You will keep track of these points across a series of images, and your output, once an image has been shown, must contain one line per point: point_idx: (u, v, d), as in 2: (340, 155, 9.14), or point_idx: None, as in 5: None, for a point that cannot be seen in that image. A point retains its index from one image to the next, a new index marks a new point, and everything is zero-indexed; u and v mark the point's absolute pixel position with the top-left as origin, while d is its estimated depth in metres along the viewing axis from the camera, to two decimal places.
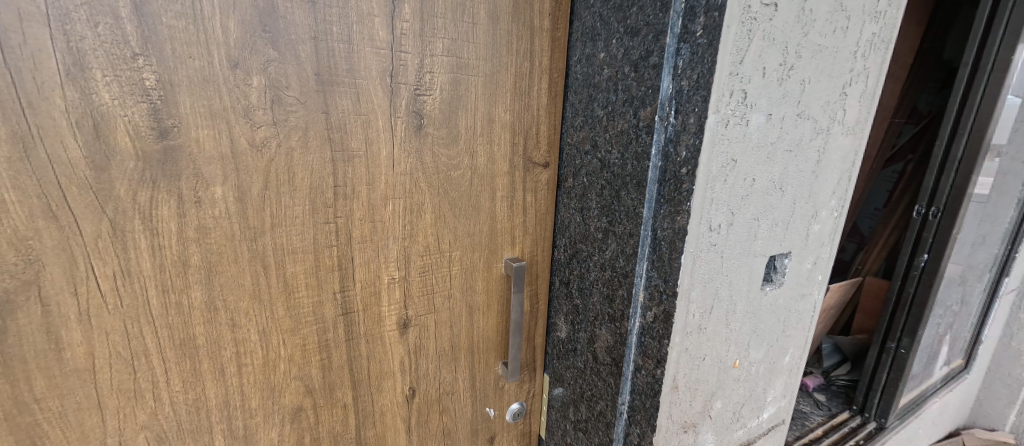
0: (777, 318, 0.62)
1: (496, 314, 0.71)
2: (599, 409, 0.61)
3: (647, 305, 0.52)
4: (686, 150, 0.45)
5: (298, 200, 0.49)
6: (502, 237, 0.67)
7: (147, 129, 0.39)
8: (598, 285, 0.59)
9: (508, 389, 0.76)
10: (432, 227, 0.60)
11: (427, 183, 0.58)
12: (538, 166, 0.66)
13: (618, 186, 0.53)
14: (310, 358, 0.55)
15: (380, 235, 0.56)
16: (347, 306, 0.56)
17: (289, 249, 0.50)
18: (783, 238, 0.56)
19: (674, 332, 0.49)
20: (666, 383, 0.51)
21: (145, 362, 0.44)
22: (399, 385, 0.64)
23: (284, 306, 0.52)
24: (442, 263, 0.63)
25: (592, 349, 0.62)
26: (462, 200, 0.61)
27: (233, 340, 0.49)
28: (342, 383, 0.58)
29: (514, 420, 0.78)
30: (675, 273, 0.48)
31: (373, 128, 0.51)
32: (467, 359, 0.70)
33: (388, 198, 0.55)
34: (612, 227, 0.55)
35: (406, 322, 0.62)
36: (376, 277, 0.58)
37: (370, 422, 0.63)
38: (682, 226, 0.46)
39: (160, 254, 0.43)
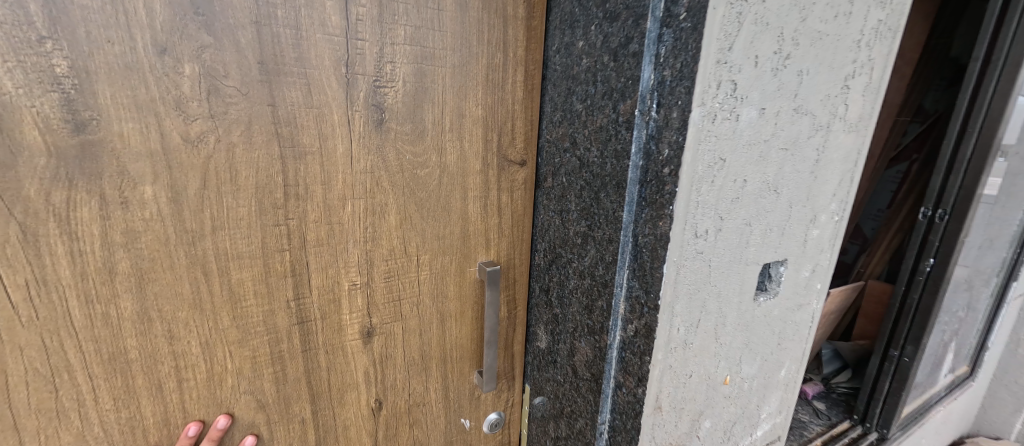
0: (772, 330, 0.57)
1: (470, 321, 0.67)
2: (579, 427, 0.57)
3: (628, 318, 0.48)
4: (669, 149, 0.40)
5: (243, 201, 0.44)
6: (476, 239, 0.62)
7: (59, 122, 0.34)
8: (577, 294, 0.55)
9: (484, 398, 0.72)
10: (398, 228, 0.56)
11: (391, 181, 0.53)
12: (514, 164, 0.62)
13: (597, 187, 0.49)
14: (263, 370, 0.51)
15: (339, 238, 0.52)
16: (303, 314, 0.52)
17: (234, 253, 0.45)
18: (779, 245, 0.52)
19: (657, 349, 0.45)
20: (648, 404, 0.47)
21: (68, 379, 0.40)
22: (365, 398, 0.60)
23: (231, 315, 0.47)
24: (410, 266, 0.59)
25: (572, 363, 0.57)
26: (431, 200, 0.57)
27: (172, 353, 0.45)
28: (299, 397, 0.55)
29: (492, 431, 0.74)
30: (658, 285, 0.43)
31: (326, 123, 0.47)
32: (438, 368, 0.66)
33: (346, 198, 0.51)
34: (591, 232, 0.51)
35: (370, 331, 0.58)
36: (334, 283, 0.53)
37: (332, 437, 0.59)
38: (665, 234, 0.42)
39: (82, 261, 0.38)
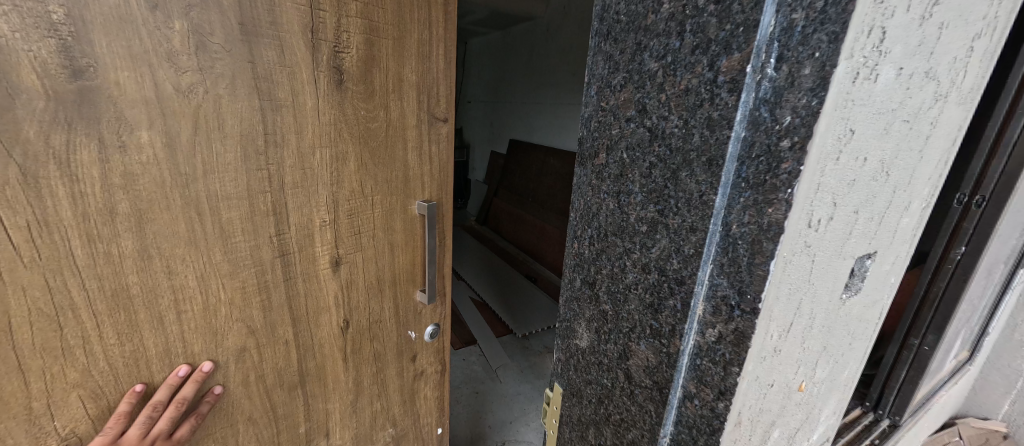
0: (848, 330, 0.51)
1: (410, 251, 1.00)
2: (631, 438, 0.51)
3: (708, 321, 0.41)
4: (795, 115, 0.31)
5: (229, 148, 0.68)
6: (414, 182, 0.95)
7: (58, 68, 0.51)
8: (637, 290, 0.47)
9: (424, 313, 1.09)
10: (356, 175, 0.85)
11: (349, 133, 0.81)
12: (439, 120, 0.94)
13: (676, 164, 0.40)
14: (249, 298, 0.78)
15: (310, 182, 0.79)
16: (282, 247, 0.79)
17: (223, 193, 0.69)
18: (875, 235, 0.45)
19: (748, 359, 0.38)
20: (730, 421, 0.40)
21: (73, 318, 0.60)
22: (334, 320, 0.92)
23: (221, 250, 0.72)
24: (365, 207, 0.88)
25: (624, 367, 0.51)
26: (379, 149, 0.86)
27: (170, 287, 0.68)
28: (280, 322, 0.84)
29: (431, 339, 1.14)
30: (758, 285, 0.36)
31: (297, 80, 0.72)
32: (390, 289, 0.99)
33: (315, 146, 0.77)
34: (662, 217, 0.43)
35: (337, 260, 0.88)
36: (308, 220, 0.81)
37: (310, 355, 0.91)
38: (776, 223, 0.34)
39: (84, 202, 0.57)
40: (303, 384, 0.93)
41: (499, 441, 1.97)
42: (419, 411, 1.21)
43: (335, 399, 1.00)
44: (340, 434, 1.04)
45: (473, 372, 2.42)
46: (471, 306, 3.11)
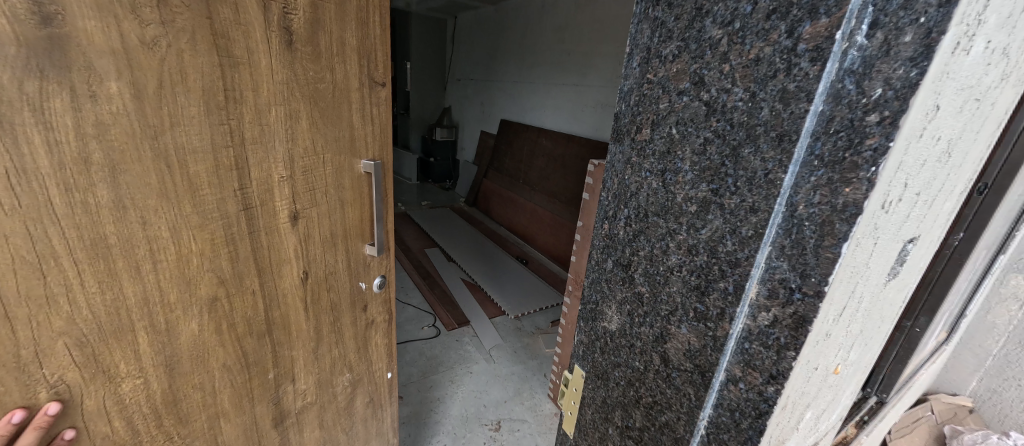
0: (882, 313, 0.51)
1: (357, 208, 0.94)
2: (664, 420, 0.50)
3: (761, 304, 0.39)
4: (887, 87, 0.29)
5: (193, 101, 0.63)
6: (360, 143, 0.89)
7: (28, 13, 0.46)
8: (680, 272, 0.46)
9: (372, 265, 1.03)
10: (308, 133, 0.79)
11: (301, 92, 0.76)
12: (378, 84, 0.87)
13: (738, 139, 0.38)
14: (218, 249, 0.74)
15: (268, 138, 0.74)
16: (246, 201, 0.75)
17: (189, 146, 0.64)
18: (924, 218, 0.44)
19: (805, 343, 0.37)
20: (779, 404, 0.40)
21: (55, 264, 0.56)
22: (294, 270, 0.87)
23: (191, 202, 0.67)
24: (317, 166, 0.83)
25: (661, 350, 0.50)
26: (329, 110, 0.81)
27: (146, 237, 0.64)
28: (248, 272, 0.80)
29: (380, 289, 1.08)
30: (825, 268, 0.34)
31: (252, 38, 0.66)
32: (342, 241, 0.94)
33: (271, 103, 0.72)
34: (716, 197, 0.41)
35: (295, 214, 0.83)
36: (267, 176, 0.76)
37: (276, 304, 0.87)
38: (852, 203, 0.32)
39: (58, 151, 0.52)
40: (270, 332, 0.89)
41: (493, 419, 1.97)
42: (371, 359, 1.16)
43: (299, 350, 0.96)
44: (301, 381, 1.00)
45: (466, 353, 2.42)
46: (463, 287, 3.10)
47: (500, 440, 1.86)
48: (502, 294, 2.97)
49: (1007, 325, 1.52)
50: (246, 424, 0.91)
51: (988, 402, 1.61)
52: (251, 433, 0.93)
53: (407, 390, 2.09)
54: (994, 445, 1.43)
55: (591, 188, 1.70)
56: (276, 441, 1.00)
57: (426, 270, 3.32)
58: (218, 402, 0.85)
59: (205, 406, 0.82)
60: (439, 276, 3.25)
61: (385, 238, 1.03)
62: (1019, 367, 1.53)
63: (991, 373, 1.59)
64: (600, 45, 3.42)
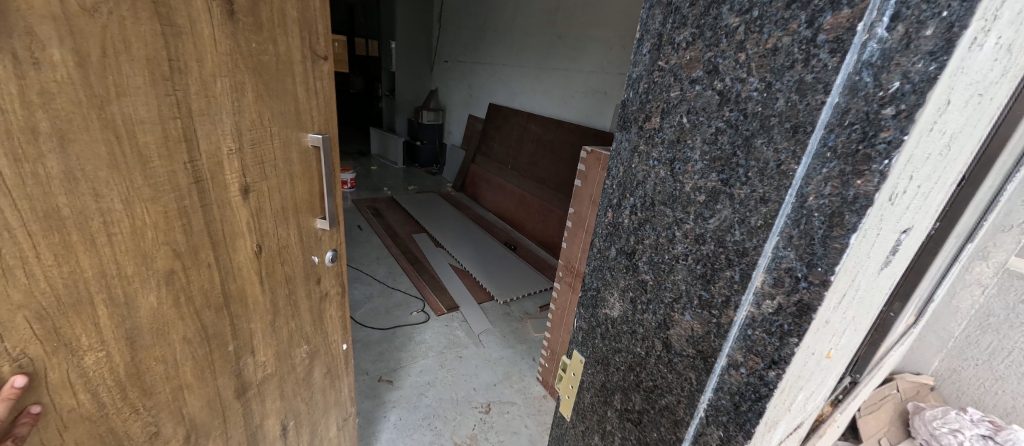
0: (871, 300, 0.53)
1: (306, 182, 0.84)
2: (665, 404, 0.52)
3: (765, 292, 0.40)
4: (905, 81, 0.30)
5: (139, 71, 0.54)
6: (307, 116, 0.79)
7: None
8: (686, 261, 0.46)
9: (323, 239, 0.93)
10: (255, 106, 0.70)
11: (246, 65, 0.66)
12: (319, 58, 0.78)
13: (751, 130, 0.38)
14: (172, 224, 0.64)
15: (216, 109, 0.64)
16: (197, 174, 0.65)
17: (137, 119, 0.55)
18: (919, 209, 0.45)
19: (808, 330, 0.38)
20: (779, 388, 0.41)
21: (9, 234, 0.47)
22: (248, 244, 0.77)
23: (141, 175, 0.58)
24: (266, 140, 0.73)
25: (663, 336, 0.51)
26: (274, 82, 0.71)
27: (100, 210, 0.55)
28: (204, 245, 0.69)
29: (333, 262, 0.98)
30: (833, 258, 0.35)
31: (193, 7, 0.57)
32: (294, 217, 0.84)
33: (216, 75, 0.63)
34: (725, 187, 0.41)
35: (246, 188, 0.73)
36: (216, 148, 0.66)
37: (231, 276, 0.76)
38: (863, 195, 0.33)
39: (5, 119, 0.44)
40: (228, 304, 0.77)
41: (483, 402, 2.00)
42: (327, 330, 1.04)
43: (258, 323, 0.84)
44: (261, 353, 0.88)
45: (455, 337, 2.43)
46: (452, 273, 3.09)
47: (491, 422, 1.89)
48: (491, 279, 2.98)
49: (969, 309, 1.60)
50: (210, 398, 0.79)
51: (948, 381, 1.71)
52: (215, 406, 0.81)
53: (397, 375, 2.10)
54: (953, 419, 1.54)
55: (583, 175, 1.70)
56: (239, 417, 0.88)
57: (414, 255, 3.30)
58: (182, 375, 0.73)
59: (168, 380, 0.71)
60: (427, 262, 3.23)
61: (336, 210, 0.93)
62: (978, 347, 1.62)
63: (953, 353, 1.68)
64: (592, 29, 3.37)
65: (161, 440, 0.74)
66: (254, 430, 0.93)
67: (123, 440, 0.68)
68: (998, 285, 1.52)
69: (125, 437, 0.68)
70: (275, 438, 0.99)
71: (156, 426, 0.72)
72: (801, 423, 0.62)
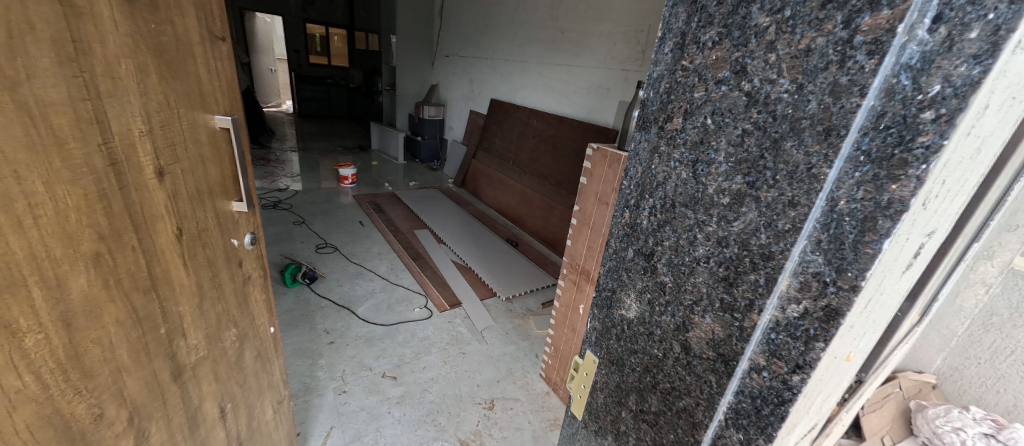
0: (890, 305, 0.51)
1: (218, 164, 0.80)
2: (683, 405, 0.52)
3: (791, 297, 0.40)
4: (946, 84, 0.29)
5: (45, 51, 0.49)
6: (210, 97, 0.76)
7: None
8: (707, 263, 0.46)
9: (241, 221, 0.89)
10: (160, 87, 0.65)
11: (147, 46, 0.62)
12: (217, 39, 0.75)
13: (779, 132, 0.38)
14: (94, 207, 0.58)
15: (125, 90, 0.60)
16: (113, 157, 0.59)
17: (49, 101, 0.51)
18: (944, 214, 0.44)
19: (835, 335, 0.38)
20: (803, 392, 0.41)
21: None
22: (168, 227, 0.71)
23: (58, 157, 0.53)
24: (174, 122, 0.69)
25: (682, 338, 0.50)
26: (175, 64, 0.67)
27: (22, 193, 0.49)
28: (127, 228, 0.63)
29: (251, 245, 0.94)
30: (864, 263, 0.35)
31: None
32: (210, 200, 0.79)
33: (119, 56, 0.58)
34: (751, 190, 0.41)
35: (160, 170, 0.67)
36: (128, 131, 0.61)
37: (157, 260, 0.70)
38: (898, 200, 0.32)
39: None
40: (156, 287, 0.71)
41: (487, 398, 2.00)
42: (254, 313, 1.00)
43: (186, 306, 0.78)
44: (193, 336, 0.81)
45: (458, 333, 2.44)
46: (454, 269, 3.09)
47: (495, 418, 1.90)
48: (493, 275, 2.98)
49: (973, 308, 1.60)
50: (148, 379, 0.72)
51: (950, 379, 1.72)
52: (154, 389, 0.74)
53: (401, 371, 2.10)
54: (955, 418, 1.55)
55: (588, 172, 1.70)
56: (178, 400, 0.80)
57: (416, 252, 3.30)
58: (119, 357, 0.66)
59: (106, 363, 0.64)
60: (429, 257, 3.25)
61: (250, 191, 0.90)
62: (980, 346, 1.62)
63: (955, 352, 1.69)
64: (595, 24, 3.34)
65: (105, 423, 0.66)
66: (193, 414, 0.85)
67: (69, 423, 0.61)
68: (1003, 285, 1.52)
69: (69, 421, 0.61)
70: (213, 422, 0.91)
71: (100, 408, 0.65)
72: (815, 425, 0.61)
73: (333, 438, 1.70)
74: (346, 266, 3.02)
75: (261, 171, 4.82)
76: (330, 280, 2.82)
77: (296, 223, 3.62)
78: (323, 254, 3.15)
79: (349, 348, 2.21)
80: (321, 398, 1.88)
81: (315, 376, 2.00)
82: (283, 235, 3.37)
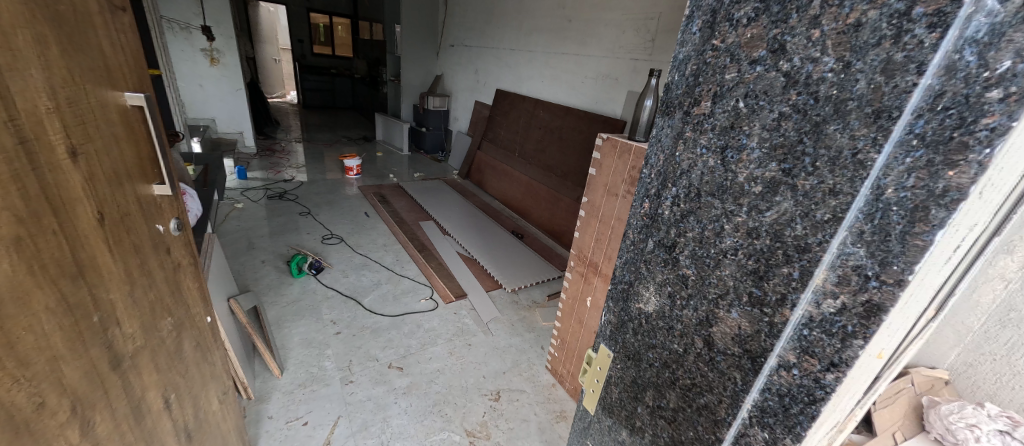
0: (933, 300, 0.48)
1: (134, 144, 0.82)
2: (703, 402, 0.50)
3: (827, 291, 0.37)
4: (1019, 59, 0.26)
5: None
6: (117, 73, 0.78)
7: None
8: (734, 255, 0.44)
9: (163, 204, 0.92)
10: (62, 60, 0.64)
11: (43, 16, 0.60)
12: (118, 9, 0.78)
13: (822, 115, 0.35)
14: (8, 188, 0.55)
15: (24, 63, 0.57)
16: (22, 135, 0.57)
17: None
18: (998, 205, 0.40)
19: (875, 332, 0.36)
20: (837, 392, 0.39)
21: None
22: (90, 211, 0.69)
23: None
24: (80, 98, 0.68)
25: (704, 333, 0.48)
26: (76, 36, 0.67)
27: None
28: (46, 211, 0.61)
29: (178, 229, 0.98)
30: (912, 256, 0.32)
31: None
32: (129, 183, 0.79)
33: (15, 26, 0.56)
34: (787, 177, 0.38)
35: (73, 151, 0.66)
36: (35, 108, 0.59)
37: (82, 246, 0.68)
38: (955, 188, 0.30)
39: None
40: (83, 275, 0.69)
41: (493, 390, 2.01)
42: (187, 303, 1.03)
43: (116, 293, 0.77)
44: (127, 324, 0.80)
45: (464, 325, 2.44)
46: (459, 261, 3.08)
47: (501, 409, 1.90)
48: (498, 268, 2.98)
49: (990, 304, 1.57)
50: (86, 369, 0.70)
51: (965, 375, 1.69)
52: (94, 379, 0.72)
53: (407, 362, 2.11)
54: (970, 414, 1.52)
55: (597, 163, 1.67)
56: (120, 390, 0.79)
57: (422, 244, 3.29)
58: (54, 345, 0.64)
59: (41, 350, 0.62)
60: (434, 248, 3.25)
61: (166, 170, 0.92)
62: (996, 342, 1.59)
63: (971, 347, 1.66)
64: (603, 12, 3.27)
65: (48, 413, 0.64)
66: (138, 403, 0.84)
67: (12, 412, 0.58)
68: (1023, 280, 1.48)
69: (13, 410, 0.58)
70: (159, 412, 0.91)
71: (40, 397, 0.62)
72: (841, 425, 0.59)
73: (340, 427, 1.71)
74: (352, 257, 3.02)
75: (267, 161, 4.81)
76: (335, 271, 2.82)
77: (302, 214, 3.63)
78: (329, 245, 3.15)
79: (355, 339, 2.22)
80: (327, 388, 1.89)
81: (323, 366, 2.00)
82: (289, 226, 3.38)
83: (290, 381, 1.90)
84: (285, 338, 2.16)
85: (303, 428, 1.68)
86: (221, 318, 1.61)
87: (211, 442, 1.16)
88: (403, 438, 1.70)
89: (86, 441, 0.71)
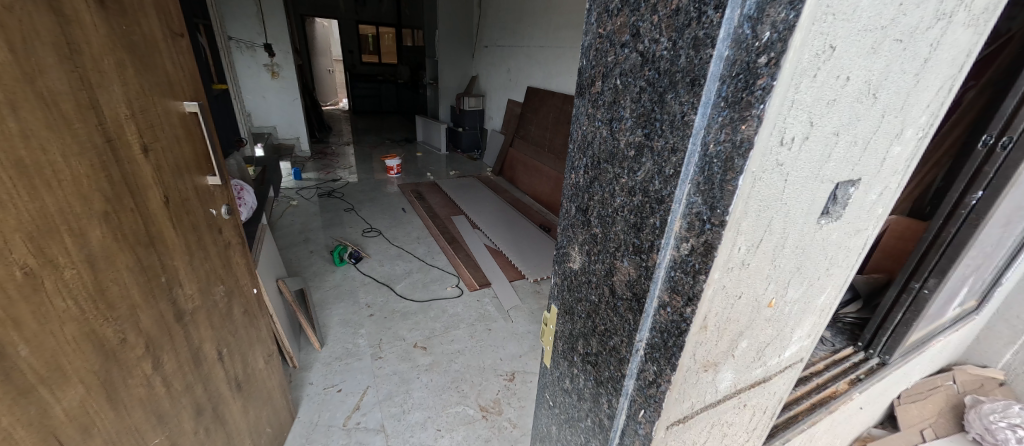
0: (825, 255, 0.53)
1: (192, 143, 1.02)
2: (613, 344, 0.57)
3: (683, 236, 0.44)
4: (773, 30, 0.32)
5: (49, 52, 0.65)
6: (179, 87, 0.97)
7: None
8: (623, 212, 0.51)
9: (216, 192, 1.13)
10: (136, 78, 0.83)
11: (120, 44, 0.79)
12: (178, 35, 0.97)
13: (663, 86, 0.42)
14: (99, 174, 0.75)
15: (108, 81, 0.76)
16: (109, 135, 0.76)
17: (56, 91, 0.66)
18: (858, 162, 0.46)
19: (714, 267, 0.42)
20: (696, 322, 0.46)
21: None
22: (156, 194, 0.89)
23: (70, 135, 0.69)
24: (150, 106, 0.88)
25: (609, 282, 0.56)
26: (147, 59, 0.87)
27: (47, 161, 0.65)
28: (125, 192, 0.81)
29: (229, 213, 1.19)
30: (727, 199, 0.39)
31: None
32: (188, 174, 1.00)
33: (101, 54, 0.75)
34: (648, 141, 0.45)
35: (146, 148, 0.86)
36: (117, 114, 0.78)
37: (151, 221, 0.88)
38: (747, 139, 0.36)
39: None
40: (153, 244, 0.89)
41: (508, 371, 2.12)
42: (237, 274, 1.24)
43: (179, 260, 0.97)
44: (188, 286, 1.01)
45: (486, 312, 2.57)
46: (486, 252, 3.23)
47: (514, 389, 2.01)
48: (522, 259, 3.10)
49: None
50: (156, 318, 0.91)
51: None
52: (163, 326, 0.93)
53: (431, 342, 2.28)
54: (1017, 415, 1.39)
55: None
56: (183, 338, 0.99)
57: (452, 236, 3.49)
58: (133, 295, 0.84)
59: (125, 298, 0.82)
60: (464, 240, 3.42)
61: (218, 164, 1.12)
62: None
63: None
64: None
65: (130, 347, 0.84)
66: (196, 351, 1.04)
67: (102, 342, 0.78)
68: None
69: (103, 340, 0.78)
70: (214, 361, 1.12)
71: (123, 333, 0.82)
72: (764, 377, 0.64)
73: (369, 395, 1.91)
74: (388, 249, 3.27)
75: (319, 163, 5.28)
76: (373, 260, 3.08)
77: (347, 210, 3.96)
78: (368, 238, 3.43)
79: (385, 320, 2.43)
80: (359, 361, 2.11)
81: (357, 344, 2.23)
82: (335, 221, 3.72)
83: (329, 355, 2.14)
84: (327, 318, 2.42)
85: (338, 394, 1.90)
86: (268, 295, 1.87)
87: (258, 394, 1.38)
88: (422, 409, 1.86)
89: (157, 372, 0.92)
